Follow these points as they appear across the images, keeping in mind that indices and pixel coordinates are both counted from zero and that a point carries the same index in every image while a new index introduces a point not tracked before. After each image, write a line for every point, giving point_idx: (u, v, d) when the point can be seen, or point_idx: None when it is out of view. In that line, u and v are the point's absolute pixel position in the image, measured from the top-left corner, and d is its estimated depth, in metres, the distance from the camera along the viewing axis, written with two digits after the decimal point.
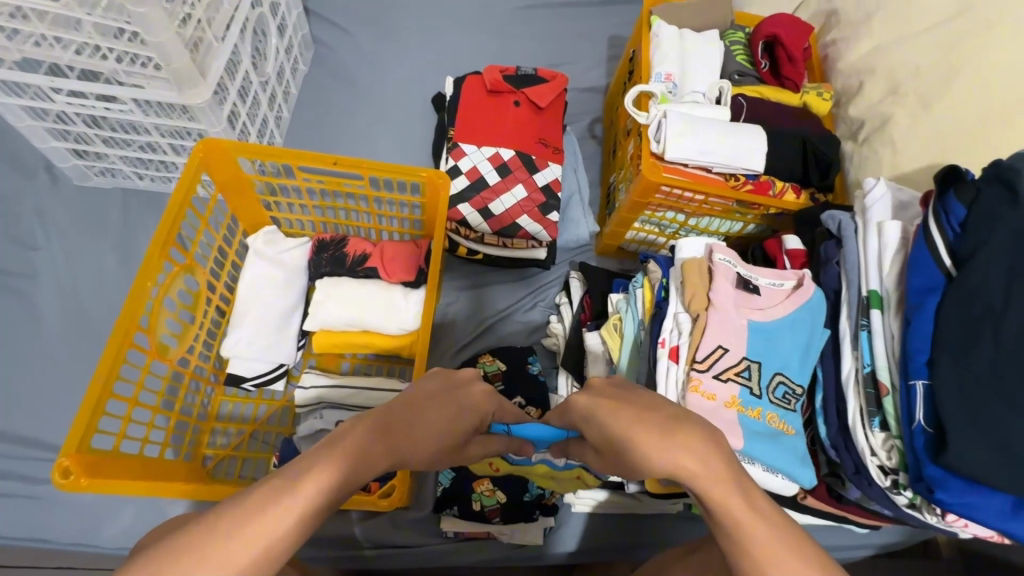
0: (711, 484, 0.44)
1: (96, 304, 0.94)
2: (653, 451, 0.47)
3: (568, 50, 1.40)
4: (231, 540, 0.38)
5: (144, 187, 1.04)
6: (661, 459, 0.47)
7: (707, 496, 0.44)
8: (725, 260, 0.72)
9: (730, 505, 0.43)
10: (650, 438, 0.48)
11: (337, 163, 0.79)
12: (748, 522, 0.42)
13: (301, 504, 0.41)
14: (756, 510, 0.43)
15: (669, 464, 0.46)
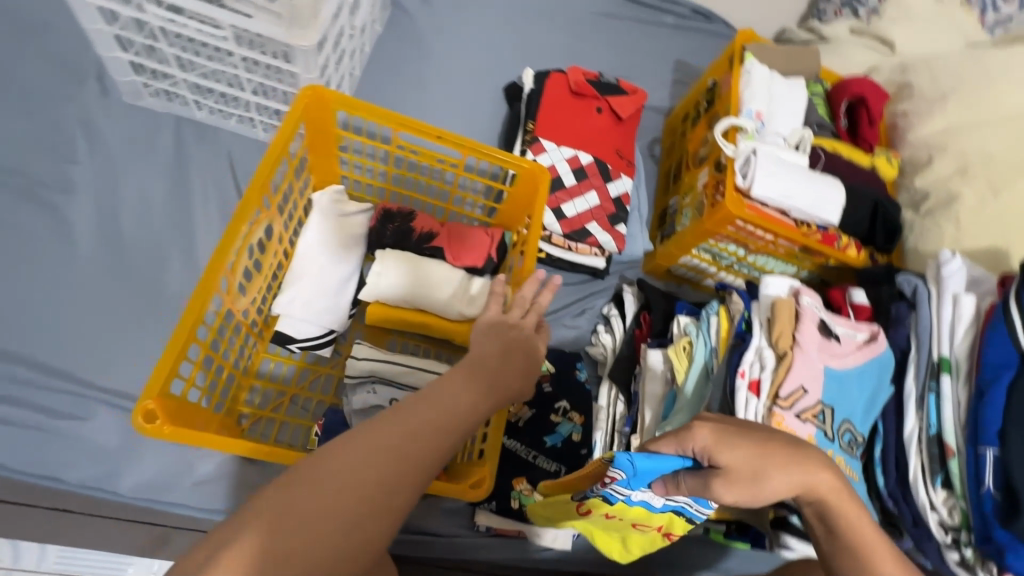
0: (844, 508, 0.53)
1: (135, 233, 0.87)
2: (783, 478, 0.51)
3: (636, 65, 1.41)
4: (287, 514, 0.43)
5: (200, 118, 0.96)
6: (788, 479, 0.52)
7: (835, 513, 0.54)
8: (810, 303, 0.76)
9: (855, 524, 0.53)
10: (781, 465, 0.51)
11: (442, 137, 0.77)
12: (870, 541, 0.53)
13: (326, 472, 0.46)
14: (863, 524, 0.53)
15: (795, 485, 0.52)
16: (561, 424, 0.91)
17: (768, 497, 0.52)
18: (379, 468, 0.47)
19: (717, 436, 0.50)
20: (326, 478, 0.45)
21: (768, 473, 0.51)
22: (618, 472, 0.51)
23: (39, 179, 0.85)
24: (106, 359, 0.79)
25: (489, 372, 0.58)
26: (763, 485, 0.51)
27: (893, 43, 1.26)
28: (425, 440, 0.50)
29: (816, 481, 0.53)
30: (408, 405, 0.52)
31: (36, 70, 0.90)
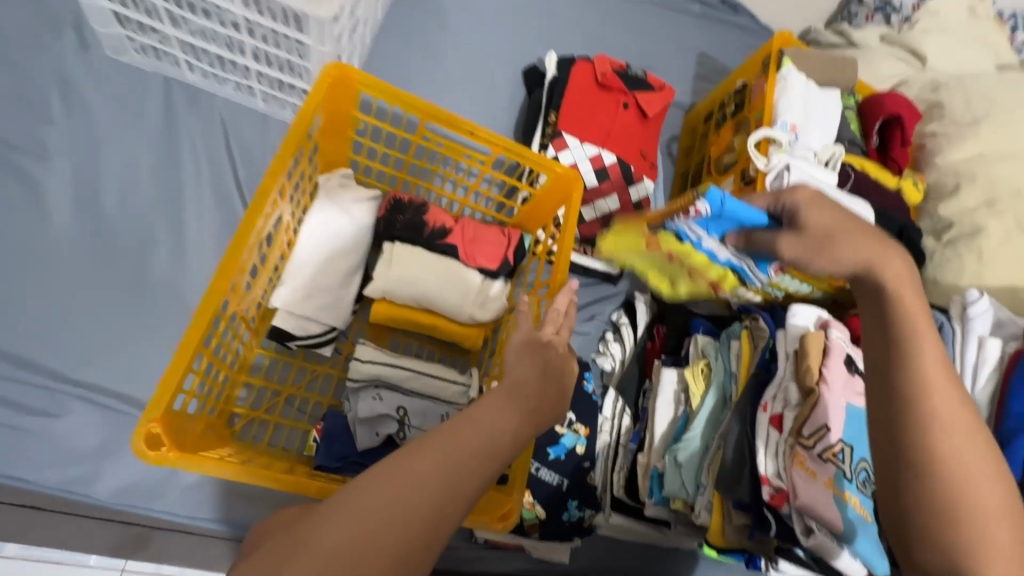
0: (922, 333, 0.51)
1: (119, 208, 0.78)
2: (860, 246, 0.54)
3: (659, 55, 1.34)
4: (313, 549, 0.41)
5: (193, 81, 0.86)
6: (864, 258, 0.54)
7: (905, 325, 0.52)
8: (839, 337, 0.73)
9: (926, 352, 0.50)
10: (875, 256, 0.54)
11: (474, 132, 0.71)
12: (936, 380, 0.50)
13: (351, 509, 0.44)
14: (941, 368, 0.50)
15: (864, 259, 0.54)
16: (565, 436, 0.87)
17: (832, 266, 0.55)
18: (423, 499, 0.45)
19: (815, 198, 0.58)
20: (369, 509, 0.44)
21: (849, 242, 0.54)
22: (704, 206, 0.65)
23: (9, 141, 0.76)
24: (85, 351, 0.73)
25: (523, 396, 0.56)
26: (840, 249, 0.54)
27: (924, 56, 1.21)
28: (465, 470, 0.48)
29: (889, 270, 0.54)
30: (447, 435, 0.50)
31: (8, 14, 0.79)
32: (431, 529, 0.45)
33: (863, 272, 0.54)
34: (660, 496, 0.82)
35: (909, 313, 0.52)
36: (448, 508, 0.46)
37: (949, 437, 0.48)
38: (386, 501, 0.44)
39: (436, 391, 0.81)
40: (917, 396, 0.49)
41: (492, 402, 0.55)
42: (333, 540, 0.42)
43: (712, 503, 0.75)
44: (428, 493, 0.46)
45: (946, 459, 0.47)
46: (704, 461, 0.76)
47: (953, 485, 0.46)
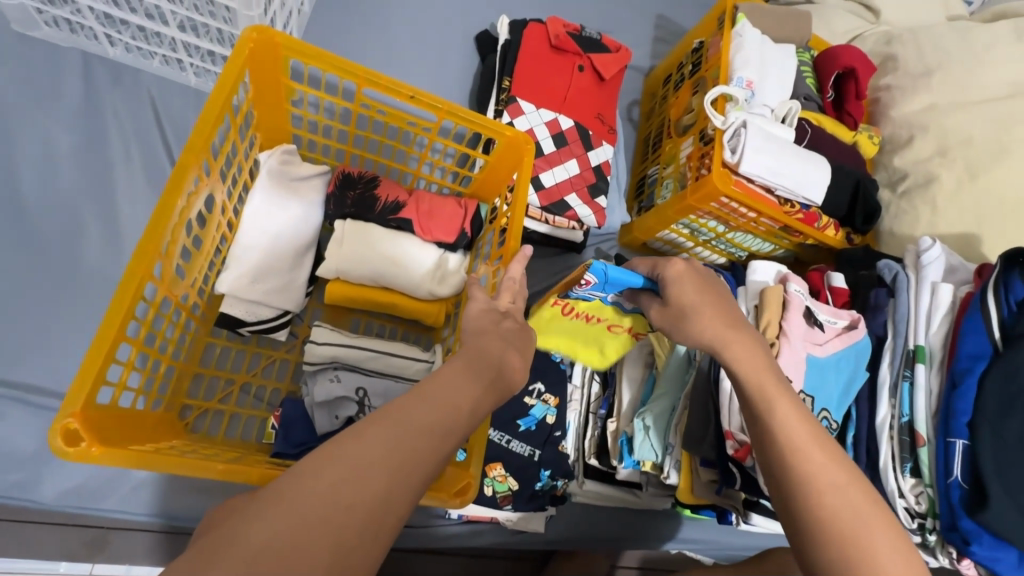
0: (775, 399, 0.55)
1: (42, 196, 0.73)
2: (707, 325, 0.57)
3: (616, 18, 1.30)
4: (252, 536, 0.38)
5: (114, 56, 0.80)
6: (712, 334, 0.57)
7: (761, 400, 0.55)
8: (798, 291, 0.73)
9: (785, 419, 0.54)
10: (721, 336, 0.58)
11: (416, 97, 0.68)
12: (802, 440, 0.53)
13: (291, 498, 0.40)
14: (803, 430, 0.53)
15: (714, 335, 0.57)
16: (535, 407, 0.87)
17: (691, 341, 0.59)
18: (370, 484, 0.42)
19: (684, 272, 0.59)
20: (308, 501, 0.40)
21: (701, 320, 0.57)
22: (591, 278, 0.61)
23: None
24: (16, 350, 0.68)
25: (480, 367, 0.53)
26: (697, 323, 0.58)
27: (877, 9, 1.21)
28: (416, 453, 0.45)
29: (729, 344, 0.57)
30: (398, 413, 0.47)
31: None
32: (379, 514, 0.42)
33: (716, 348, 0.58)
34: (629, 460, 0.82)
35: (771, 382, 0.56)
36: (395, 494, 0.44)
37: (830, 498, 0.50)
38: (332, 487, 0.41)
39: (397, 369, 0.78)
40: (790, 462, 0.52)
41: (447, 375, 0.51)
42: (271, 532, 0.38)
43: (681, 461, 0.76)
44: (378, 478, 0.43)
45: (832, 520, 0.49)
46: (671, 422, 0.77)
47: (839, 540, 0.49)
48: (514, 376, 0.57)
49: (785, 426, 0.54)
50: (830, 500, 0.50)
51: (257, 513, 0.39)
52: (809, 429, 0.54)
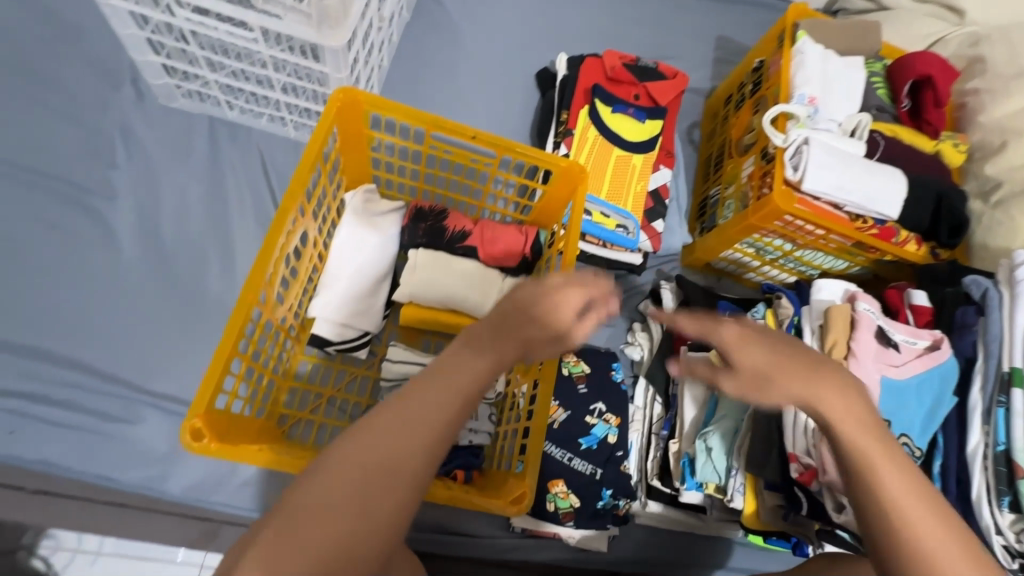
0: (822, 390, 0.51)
1: (175, 235, 0.88)
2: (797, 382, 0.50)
3: (673, 43, 1.33)
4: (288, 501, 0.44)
5: (233, 118, 0.95)
6: (799, 392, 0.51)
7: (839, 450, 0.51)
8: (867, 310, 0.70)
9: (883, 473, 0.50)
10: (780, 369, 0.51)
11: (476, 136, 0.75)
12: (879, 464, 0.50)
13: (319, 468, 0.46)
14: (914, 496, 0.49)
15: (797, 396, 0.51)
16: (597, 425, 0.90)
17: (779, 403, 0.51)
18: (381, 447, 0.46)
19: (743, 334, 0.52)
20: (329, 472, 0.45)
21: (787, 379, 0.51)
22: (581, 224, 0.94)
23: (81, 185, 0.86)
24: (153, 365, 0.82)
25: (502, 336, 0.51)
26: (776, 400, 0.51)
27: (960, 10, 1.14)
28: (431, 421, 0.48)
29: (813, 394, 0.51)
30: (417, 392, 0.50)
31: (73, 71, 0.90)
32: (389, 475, 0.46)
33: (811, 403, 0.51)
34: (692, 482, 0.82)
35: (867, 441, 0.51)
36: (416, 459, 0.47)
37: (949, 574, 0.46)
38: (349, 458, 0.46)
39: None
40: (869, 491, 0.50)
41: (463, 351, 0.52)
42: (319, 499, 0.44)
43: (746, 485, 0.76)
44: (386, 442, 0.47)
45: None
46: (734, 446, 0.76)
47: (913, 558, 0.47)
48: (556, 328, 0.51)
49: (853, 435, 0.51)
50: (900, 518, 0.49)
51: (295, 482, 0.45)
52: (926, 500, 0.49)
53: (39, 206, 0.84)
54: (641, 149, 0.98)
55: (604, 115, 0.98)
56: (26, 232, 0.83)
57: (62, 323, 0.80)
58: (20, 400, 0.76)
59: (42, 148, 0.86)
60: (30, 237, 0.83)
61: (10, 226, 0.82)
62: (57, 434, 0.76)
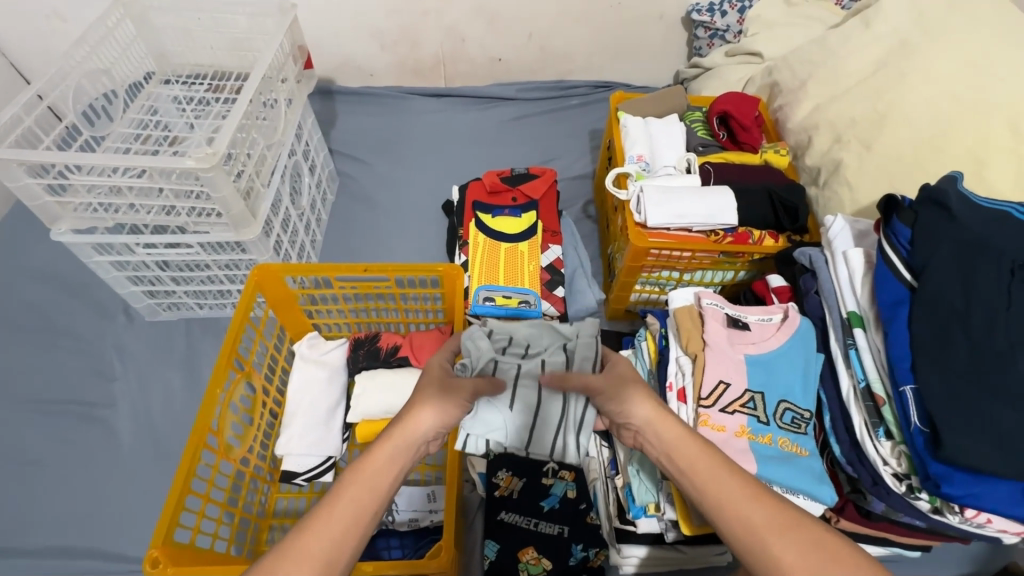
0: (657, 422, 0.60)
1: (165, 421, 1.06)
2: (638, 397, 0.62)
3: (554, 147, 1.59)
4: (307, 533, 0.52)
5: (203, 314, 1.19)
6: (644, 416, 0.61)
7: (659, 435, 0.60)
8: (712, 304, 0.81)
9: (697, 464, 0.56)
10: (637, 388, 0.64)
11: (367, 268, 0.94)
12: (713, 473, 0.55)
13: (335, 524, 0.53)
14: (700, 452, 0.57)
15: (650, 411, 0.61)
16: (554, 485, 0.95)
17: (628, 414, 0.62)
18: (358, 499, 0.55)
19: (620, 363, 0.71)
20: (340, 516, 0.53)
21: (637, 394, 0.62)
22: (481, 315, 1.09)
23: (88, 401, 1.07)
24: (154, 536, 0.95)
25: (427, 394, 0.64)
26: (635, 407, 0.62)
27: (759, 52, 1.39)
28: (416, 439, 0.60)
29: (665, 430, 0.59)
30: (380, 455, 0.58)
31: (78, 318, 1.16)
32: (364, 504, 0.55)
33: (641, 425, 0.61)
34: (637, 508, 0.84)
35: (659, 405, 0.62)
36: (390, 467, 0.57)
37: (749, 509, 0.51)
38: (347, 508, 0.54)
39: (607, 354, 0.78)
40: (710, 495, 0.54)
41: (412, 410, 0.62)
42: (316, 546, 0.51)
43: (675, 495, 0.79)
44: (366, 495, 0.55)
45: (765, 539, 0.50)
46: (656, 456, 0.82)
47: (747, 530, 0.51)
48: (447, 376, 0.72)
49: (681, 449, 0.58)
50: (734, 494, 0.53)
51: (309, 529, 0.52)
52: (722, 459, 0.56)
53: (57, 427, 1.04)
54: (524, 237, 1.16)
55: (488, 221, 1.18)
56: (51, 451, 1.02)
57: (79, 521, 0.96)
58: None
59: (58, 381, 1.09)
60: (53, 454, 1.02)
61: (38, 450, 1.02)
62: None
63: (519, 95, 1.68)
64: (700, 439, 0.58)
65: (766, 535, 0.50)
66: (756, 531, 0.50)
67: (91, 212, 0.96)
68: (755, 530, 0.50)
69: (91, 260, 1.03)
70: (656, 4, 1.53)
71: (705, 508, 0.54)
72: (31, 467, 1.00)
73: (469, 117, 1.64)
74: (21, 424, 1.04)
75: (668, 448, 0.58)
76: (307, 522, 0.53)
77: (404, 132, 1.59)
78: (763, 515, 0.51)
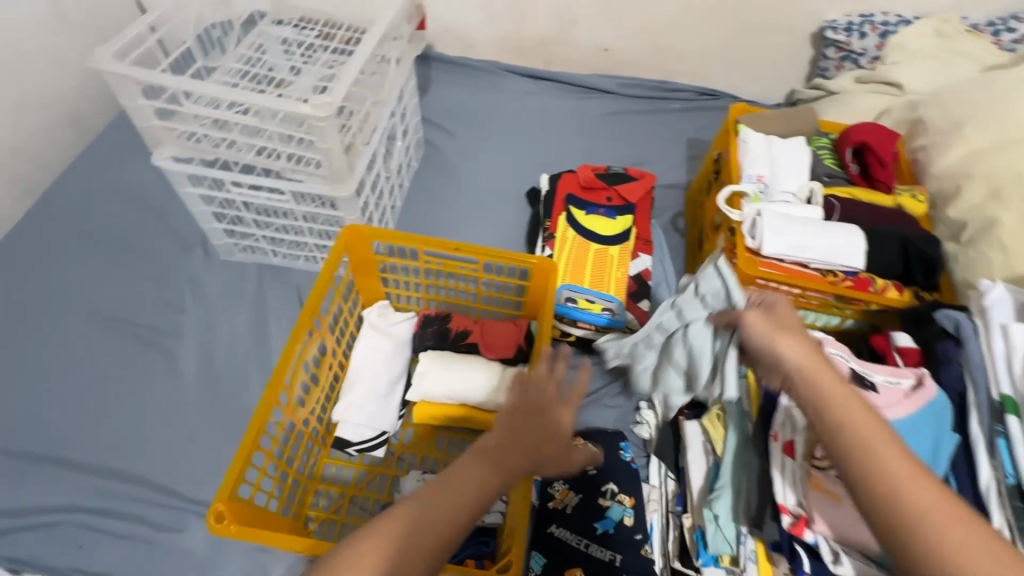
0: (816, 372, 0.60)
1: (226, 362, 1.05)
2: (794, 345, 0.63)
3: (649, 149, 1.51)
4: (382, 531, 0.54)
5: (277, 263, 1.17)
6: (797, 358, 0.62)
7: (811, 383, 0.59)
8: (838, 354, 0.76)
9: (855, 420, 0.54)
10: (791, 336, 0.64)
11: (459, 247, 0.88)
12: (868, 431, 0.53)
13: (405, 527, 0.55)
14: (856, 409, 0.55)
15: (805, 355, 0.62)
16: (611, 508, 0.88)
17: (781, 353, 0.63)
18: (436, 512, 0.56)
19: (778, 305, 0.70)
20: (411, 524, 0.55)
21: (789, 339, 0.64)
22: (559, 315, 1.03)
23: (156, 329, 1.07)
24: (201, 477, 0.95)
25: (523, 418, 0.64)
26: (788, 348, 0.63)
27: (900, 83, 1.26)
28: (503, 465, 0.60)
29: (817, 377, 0.59)
30: (466, 475, 0.59)
31: (159, 245, 1.16)
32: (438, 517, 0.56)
33: (785, 365, 0.62)
34: (707, 556, 0.81)
35: (812, 356, 0.62)
36: (472, 487, 0.59)
37: (907, 481, 0.50)
38: (423, 516, 0.55)
39: (733, 292, 0.81)
40: (859, 452, 0.52)
41: (505, 433, 0.63)
42: (383, 547, 0.53)
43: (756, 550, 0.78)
44: (443, 509, 0.56)
45: (912, 512, 0.48)
46: (739, 507, 0.80)
47: (895, 498, 0.49)
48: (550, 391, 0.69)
49: (835, 396, 0.57)
50: (885, 455, 0.52)
51: (384, 526, 0.55)
52: (883, 427, 0.54)
53: (124, 349, 1.05)
54: (615, 242, 1.10)
55: (579, 218, 1.13)
56: (114, 372, 1.02)
57: (132, 446, 0.96)
58: (93, 516, 0.89)
59: (130, 304, 1.09)
60: (116, 374, 1.02)
61: (103, 368, 1.03)
62: (118, 545, 0.88)
63: (620, 90, 1.59)
64: (878, 419, 0.56)
65: (919, 509, 0.48)
66: (915, 514, 0.48)
67: (192, 142, 0.94)
68: (904, 503, 0.49)
69: (182, 191, 1.02)
70: (788, 14, 1.42)
71: (851, 466, 0.52)
72: (94, 383, 1.01)
73: (565, 104, 1.57)
74: (91, 339, 1.05)
75: (820, 396, 0.58)
76: (387, 519, 0.55)
77: (497, 110, 1.53)
78: (916, 490, 0.49)
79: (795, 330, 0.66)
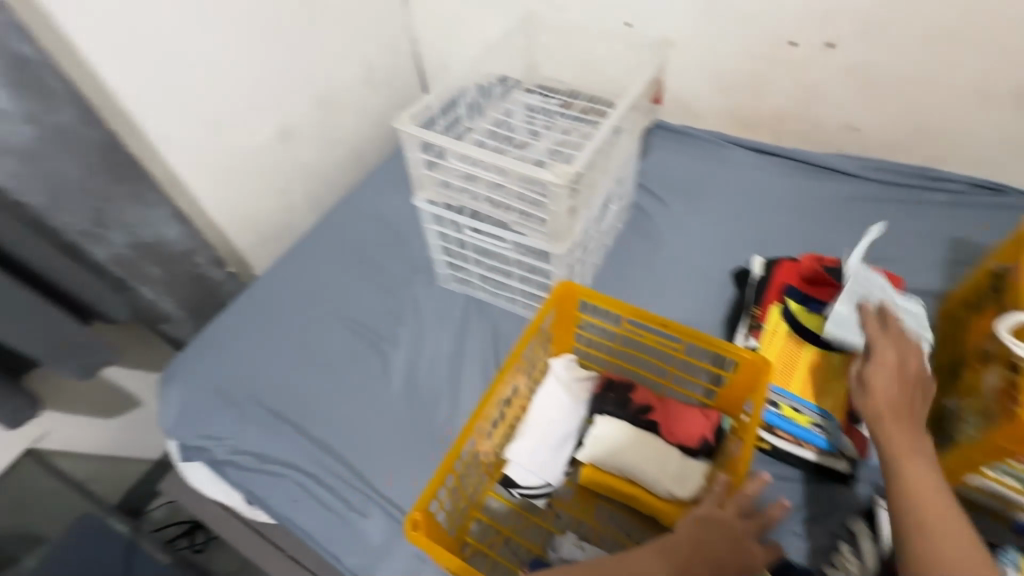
0: (902, 453, 0.76)
1: (426, 378, 1.20)
2: (884, 416, 0.79)
3: (891, 245, 1.31)
4: None
5: (481, 297, 1.31)
6: (890, 435, 0.78)
7: (898, 460, 0.76)
8: None
9: (923, 500, 0.72)
10: (889, 411, 0.80)
11: (667, 325, 0.88)
12: (929, 508, 0.72)
13: None
14: (928, 490, 0.73)
15: (898, 428, 0.78)
16: None
17: (876, 424, 0.80)
18: None
19: (887, 362, 0.83)
20: None
21: (881, 410, 0.80)
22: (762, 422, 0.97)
23: (380, 334, 1.27)
24: (390, 474, 1.09)
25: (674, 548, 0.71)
26: (883, 423, 0.79)
27: None
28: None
29: (903, 456, 0.76)
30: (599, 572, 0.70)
31: (395, 265, 1.39)
32: None
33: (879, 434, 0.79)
34: None
35: (904, 434, 0.78)
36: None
37: (943, 542, 0.69)
38: None
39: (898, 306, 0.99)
40: (914, 519, 0.71)
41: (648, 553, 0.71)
42: None
43: None
44: None
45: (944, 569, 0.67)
46: None
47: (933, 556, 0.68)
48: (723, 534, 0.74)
49: (915, 479, 0.74)
50: (935, 525, 0.70)
51: None
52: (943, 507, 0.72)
53: (352, 344, 1.25)
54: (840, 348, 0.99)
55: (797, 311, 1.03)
56: (342, 361, 1.23)
57: (344, 429, 1.14)
58: (307, 479, 1.08)
59: (365, 307, 1.31)
60: (343, 363, 1.22)
61: (333, 355, 1.23)
62: (321, 511, 1.05)
63: (862, 174, 1.42)
64: (936, 478, 0.75)
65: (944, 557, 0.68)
66: (935, 558, 0.68)
67: (446, 189, 1.12)
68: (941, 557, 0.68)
69: (427, 227, 1.21)
70: None
71: (912, 528, 0.71)
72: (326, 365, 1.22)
73: (791, 182, 1.45)
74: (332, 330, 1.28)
75: (899, 471, 0.75)
76: None
77: (712, 180, 1.49)
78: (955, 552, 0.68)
79: (902, 401, 0.81)
